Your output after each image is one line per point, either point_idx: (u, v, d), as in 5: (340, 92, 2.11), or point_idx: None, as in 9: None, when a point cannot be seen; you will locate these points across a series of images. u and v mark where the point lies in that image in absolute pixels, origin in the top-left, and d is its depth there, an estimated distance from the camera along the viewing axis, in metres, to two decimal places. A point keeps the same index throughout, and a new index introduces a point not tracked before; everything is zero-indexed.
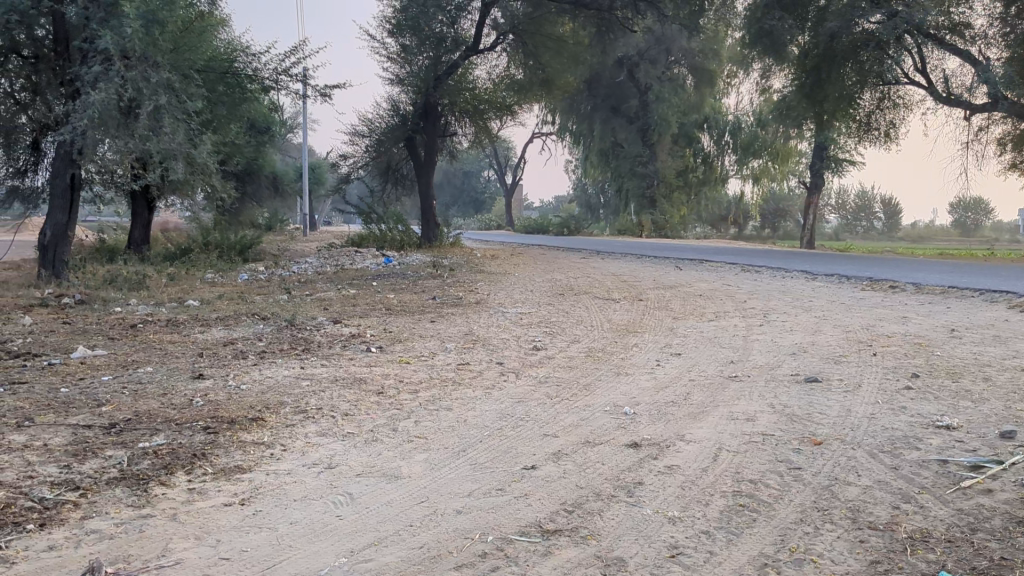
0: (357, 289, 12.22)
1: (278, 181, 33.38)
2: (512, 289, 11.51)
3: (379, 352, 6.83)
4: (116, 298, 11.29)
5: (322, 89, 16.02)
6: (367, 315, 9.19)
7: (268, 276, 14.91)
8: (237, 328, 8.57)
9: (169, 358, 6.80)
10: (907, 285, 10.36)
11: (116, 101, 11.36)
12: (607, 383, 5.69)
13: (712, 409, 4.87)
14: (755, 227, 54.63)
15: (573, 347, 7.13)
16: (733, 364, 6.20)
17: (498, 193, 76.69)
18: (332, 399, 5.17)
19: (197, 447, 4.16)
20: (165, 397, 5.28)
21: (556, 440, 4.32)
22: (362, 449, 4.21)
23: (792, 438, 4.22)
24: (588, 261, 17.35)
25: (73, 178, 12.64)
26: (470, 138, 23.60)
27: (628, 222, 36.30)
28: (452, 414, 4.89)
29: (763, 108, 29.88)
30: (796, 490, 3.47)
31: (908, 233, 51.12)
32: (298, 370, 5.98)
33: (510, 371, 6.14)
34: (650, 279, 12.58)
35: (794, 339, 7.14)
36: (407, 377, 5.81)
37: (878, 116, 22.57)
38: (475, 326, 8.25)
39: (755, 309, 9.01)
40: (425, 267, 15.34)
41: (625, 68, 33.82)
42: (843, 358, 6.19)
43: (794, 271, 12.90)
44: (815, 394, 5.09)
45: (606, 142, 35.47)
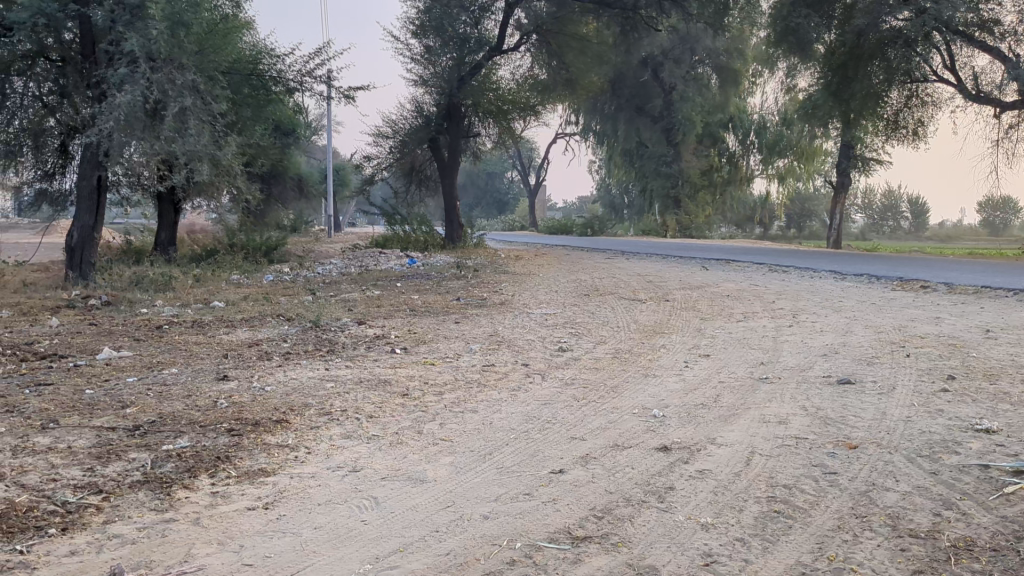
0: (381, 290, 12.20)
1: (302, 183, 33.46)
2: (537, 290, 11.45)
3: (403, 353, 6.78)
4: (142, 299, 11.32)
5: (346, 91, 16.01)
6: (391, 316, 9.15)
7: (293, 278, 14.90)
8: (261, 329, 8.55)
9: (194, 359, 6.79)
10: (938, 285, 10.20)
11: (142, 103, 11.39)
12: (635, 385, 5.60)
13: (743, 412, 4.78)
14: (780, 227, 54.26)
15: (599, 348, 7.04)
16: (762, 365, 6.10)
17: (521, 194, 76.63)
18: (357, 401, 5.11)
19: (221, 450, 4.12)
20: (190, 398, 5.25)
21: (584, 443, 4.25)
22: (387, 451, 4.16)
23: (826, 442, 4.13)
24: (612, 261, 17.21)
25: (99, 180, 12.70)
26: (494, 139, 23.54)
27: (652, 223, 36.14)
28: (478, 416, 4.82)
29: (789, 107, 29.63)
30: (831, 495, 3.38)
31: (936, 233, 50.59)
32: (323, 371, 5.94)
33: (535, 372, 6.07)
34: (677, 279, 12.43)
35: (825, 340, 7.03)
36: (432, 379, 5.74)
37: (907, 114, 22.30)
38: (500, 327, 8.19)
39: (783, 310, 8.90)
40: (449, 268, 15.31)
41: (649, 67, 33.25)
42: (876, 359, 6.08)
43: (821, 272, 12.76)
44: (848, 396, 4.99)
45: (630, 143, 35.31)
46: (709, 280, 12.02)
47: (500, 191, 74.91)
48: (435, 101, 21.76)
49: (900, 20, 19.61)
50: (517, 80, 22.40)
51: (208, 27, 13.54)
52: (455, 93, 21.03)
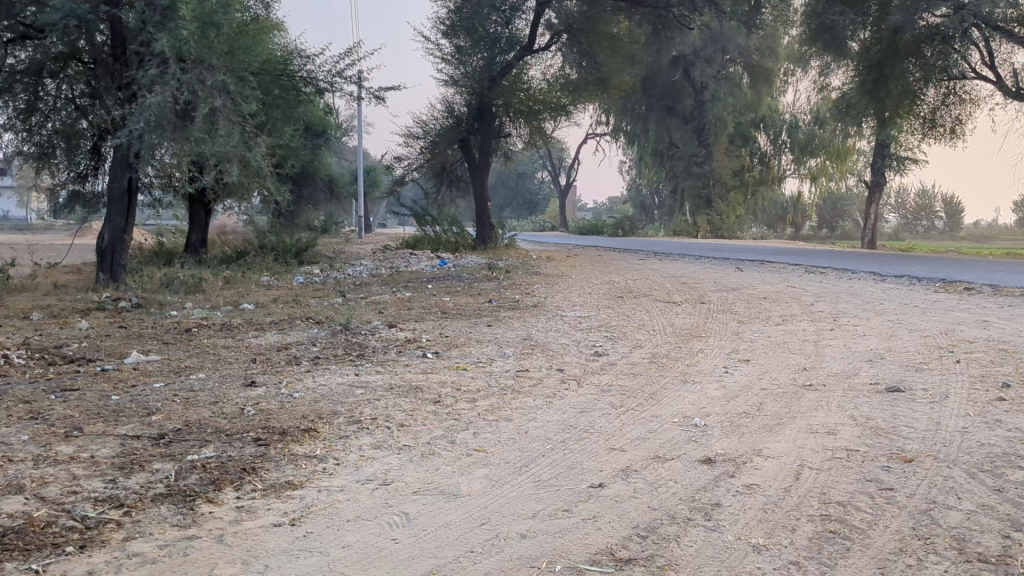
0: (412, 292, 12.07)
1: (332, 185, 33.47)
2: (570, 292, 11.27)
3: (436, 358, 6.63)
4: (172, 301, 11.25)
5: (376, 91, 15.90)
6: (423, 319, 9.01)
7: (323, 279, 14.81)
8: (290, 332, 8.44)
9: (222, 363, 6.67)
10: (983, 287, 9.91)
11: (172, 105, 11.35)
12: (674, 392, 5.40)
13: (789, 421, 4.58)
14: (812, 227, 53.74)
15: (636, 353, 6.86)
16: (806, 371, 5.88)
17: (552, 194, 76.50)
18: (388, 409, 4.97)
19: (247, 461, 3.99)
20: (217, 405, 5.14)
21: (624, 454, 4.07)
22: (419, 463, 4.00)
23: (879, 455, 3.93)
24: (645, 262, 17.00)
25: (130, 182, 12.67)
26: (525, 139, 23.38)
27: (683, 223, 35.83)
28: (513, 425, 4.66)
29: (823, 106, 29.29)
30: (889, 515, 3.18)
31: (971, 232, 49.89)
32: (352, 377, 5.79)
33: (571, 378, 5.89)
34: (712, 281, 12.20)
35: (869, 344, 6.79)
36: (465, 385, 5.58)
37: (944, 112, 21.89)
38: (533, 330, 8.01)
39: (825, 312, 8.66)
40: (479, 270, 15.17)
41: (680, 67, 32.71)
42: (925, 365, 5.84)
43: (860, 273, 12.48)
44: (899, 405, 4.77)
45: (661, 143, 35.00)
46: (745, 282, 11.77)
47: (530, 192, 74.80)
48: (466, 101, 21.64)
49: (937, 17, 19.24)
50: (548, 80, 22.20)
51: (239, 28, 13.49)
52: (486, 93, 20.93)
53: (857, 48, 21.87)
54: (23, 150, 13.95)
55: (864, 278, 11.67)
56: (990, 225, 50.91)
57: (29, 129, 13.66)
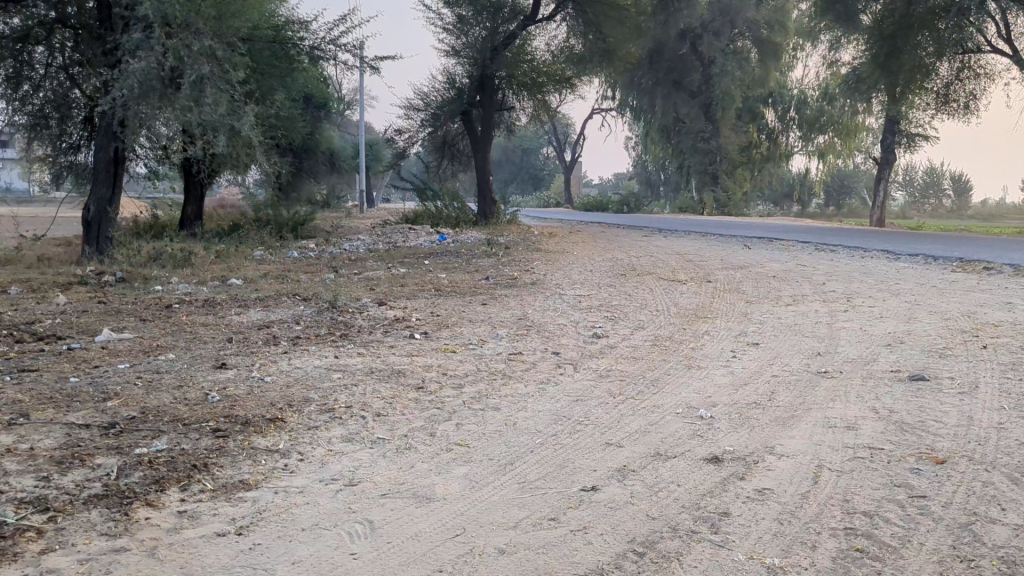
0: (407, 268, 11.64)
1: (333, 158, 33.01)
2: (570, 270, 10.84)
3: (424, 339, 6.20)
4: (158, 276, 10.82)
5: (373, 60, 15.44)
6: (413, 296, 8.57)
7: (319, 254, 14.40)
8: (274, 310, 8.01)
9: (196, 343, 6.23)
10: (1003, 266, 9.41)
11: (157, 71, 10.90)
12: (678, 379, 4.98)
13: (804, 412, 4.18)
14: (819, 205, 53.35)
15: (637, 335, 6.43)
16: (820, 357, 5.43)
17: (557, 169, 75.94)
18: (364, 395, 4.55)
19: (202, 456, 3.58)
20: (181, 390, 4.72)
21: (622, 451, 3.64)
22: (393, 459, 3.59)
23: (907, 454, 3.51)
24: (649, 239, 16.51)
25: (116, 151, 12.20)
26: (529, 114, 22.87)
27: (688, 200, 35.27)
28: (500, 415, 4.24)
29: (831, 81, 28.98)
30: (923, 529, 2.77)
31: (980, 209, 49.50)
32: (330, 360, 5.36)
33: (567, 363, 5.46)
34: (719, 259, 11.73)
35: (887, 328, 6.34)
36: (451, 370, 5.16)
37: (958, 87, 21.29)
38: (530, 310, 7.58)
39: (838, 292, 8.22)
40: (479, 246, 14.69)
41: (688, 40, 32.45)
42: (948, 352, 5.39)
43: (872, 251, 12.01)
44: (925, 396, 4.34)
45: (668, 118, 34.36)
46: (753, 261, 11.31)
47: (535, 167, 74.25)
48: (467, 73, 21.12)
49: None
50: (553, 52, 21.58)
51: None
52: (488, 65, 20.32)
53: (869, 21, 21.26)
54: (14, 120, 13.47)
55: (877, 256, 11.20)
56: (998, 204, 50.43)
57: (20, 98, 13.15)
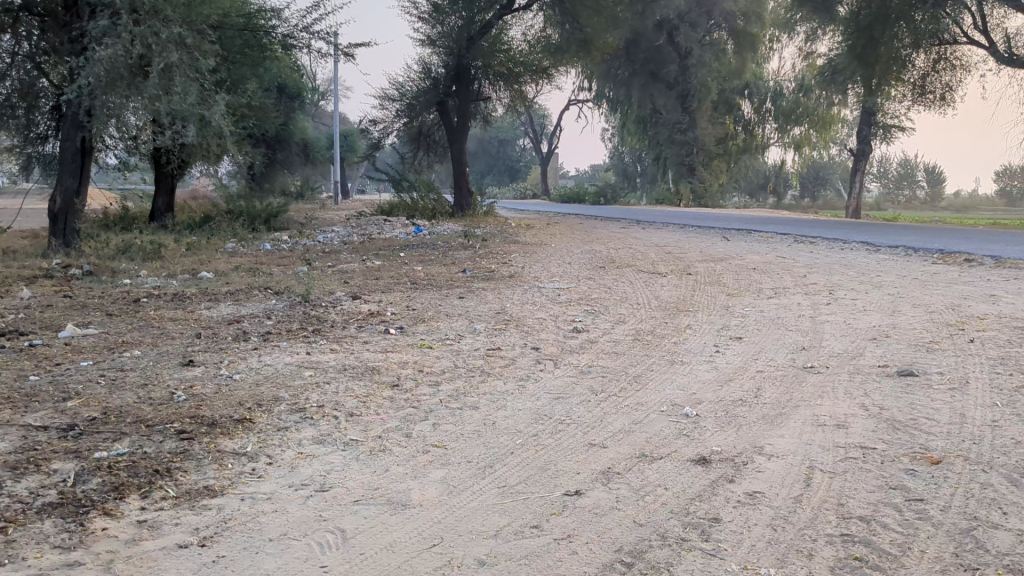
0: (383, 261, 11.43)
1: (307, 149, 32.66)
2: (549, 262, 10.70)
3: (399, 334, 6.04)
4: (127, 269, 10.58)
5: (347, 48, 15.19)
6: (389, 290, 8.39)
7: (292, 246, 14.19)
8: (245, 304, 7.81)
9: (161, 339, 6.03)
10: (984, 258, 9.35)
11: (124, 58, 10.64)
12: (662, 375, 4.84)
13: (792, 410, 4.05)
14: (794, 196, 53.51)
15: (618, 329, 6.29)
16: (805, 351, 5.31)
17: (534, 161, 75.71)
18: (337, 394, 4.38)
19: (165, 460, 3.39)
20: (146, 389, 4.54)
21: (606, 452, 3.49)
22: (366, 463, 3.42)
23: (901, 454, 3.38)
24: (628, 230, 16.39)
25: (83, 142, 11.91)
26: (505, 104, 22.67)
27: (665, 191, 35.22)
28: (477, 414, 4.08)
29: (807, 73, 28.98)
30: (924, 536, 2.65)
31: (952, 201, 49.84)
32: (302, 356, 5.18)
33: (547, 359, 5.31)
34: (699, 251, 11.61)
35: (871, 321, 6.24)
36: (428, 367, 5.00)
37: (934, 78, 21.29)
38: (508, 303, 7.43)
39: (820, 285, 8.13)
40: (456, 237, 14.54)
41: (664, 31, 32.31)
42: (935, 346, 5.28)
43: (852, 242, 11.94)
44: (915, 393, 4.22)
45: (644, 110, 34.24)
46: (732, 252, 11.20)
47: (511, 158, 74.01)
48: (443, 62, 20.91)
49: None
50: (529, 42, 21.36)
51: None
52: (464, 54, 20.25)
53: (845, 13, 21.20)
54: None
55: (858, 248, 11.13)
56: (971, 196, 50.84)
57: None
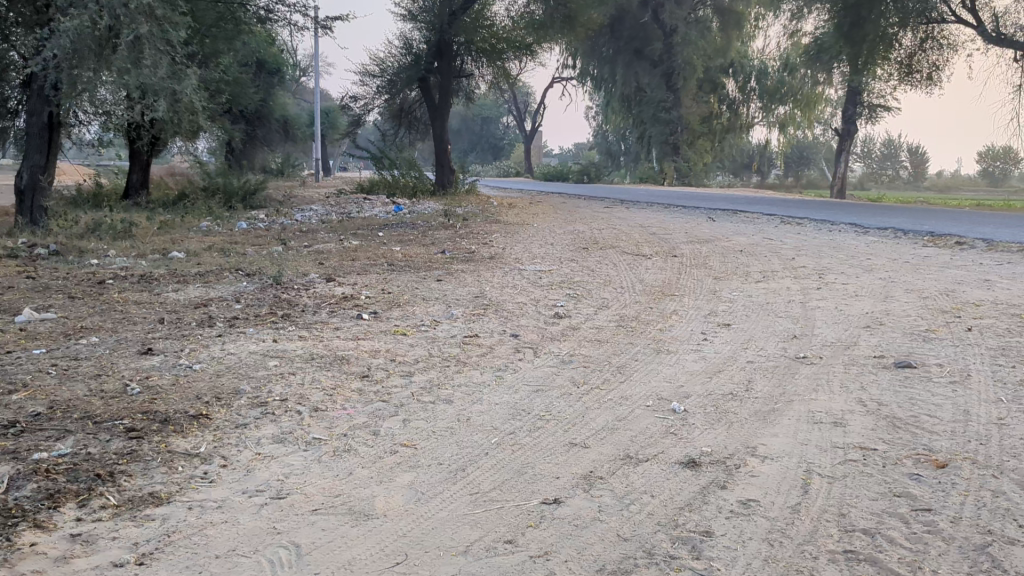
0: (360, 241, 11.15)
1: (288, 126, 32.21)
2: (531, 242, 10.45)
3: (372, 319, 5.76)
4: (96, 249, 10.25)
5: (324, 21, 14.85)
6: (364, 272, 8.11)
7: (269, 225, 13.87)
8: (215, 286, 7.52)
9: (123, 324, 5.74)
10: (976, 241, 9.14)
11: (91, 31, 10.29)
12: (647, 365, 4.59)
13: (786, 406, 3.80)
14: (778, 176, 53.44)
15: (601, 315, 6.04)
16: (797, 340, 5.08)
17: (517, 139, 75.27)
18: (302, 386, 4.11)
19: (109, 462, 3.12)
20: (98, 380, 4.25)
21: (587, 453, 3.25)
22: (328, 465, 3.16)
23: (905, 455, 3.15)
24: (611, 211, 16.11)
25: (51, 116, 11.53)
26: (488, 82, 22.33)
27: (648, 170, 34.96)
28: (450, 409, 3.82)
29: (792, 52, 28.70)
30: (934, 554, 2.41)
31: (935, 182, 49.89)
32: (268, 345, 4.90)
33: (526, 347, 5.05)
34: (683, 232, 11.39)
35: (864, 307, 6.00)
36: (401, 356, 4.73)
37: (921, 58, 21.05)
38: (487, 286, 7.16)
39: (808, 268, 7.90)
40: (437, 217, 14.27)
41: (649, 8, 31.94)
42: (931, 334, 5.05)
43: (840, 224, 11.73)
44: (914, 387, 3.98)
45: (629, 88, 33.92)
46: (717, 234, 10.98)
47: (495, 136, 73.57)
48: (424, 38, 20.57)
49: None
50: (512, 18, 20.98)
51: None
52: (445, 29, 20.10)
53: None
54: None
55: (846, 230, 10.92)
56: (953, 178, 50.75)
57: None
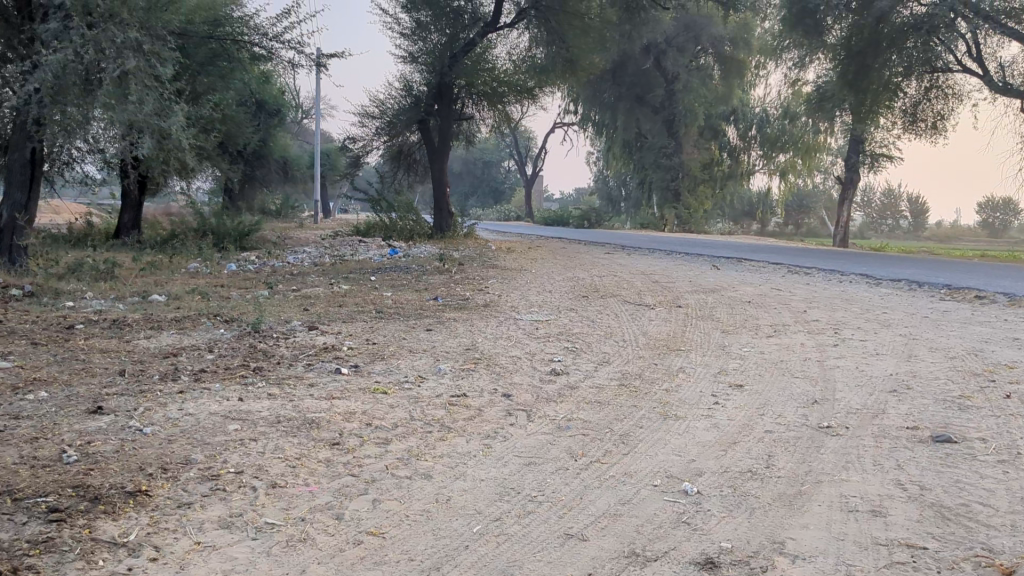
0: (351, 285, 10.70)
1: (286, 166, 32.02)
2: (528, 289, 10.00)
3: (351, 374, 5.27)
4: (74, 291, 9.81)
5: (319, 59, 14.56)
6: (350, 319, 7.65)
7: (259, 267, 13.45)
8: (190, 333, 7.06)
9: (81, 376, 5.24)
10: (996, 295, 8.70)
11: (75, 65, 9.94)
12: (654, 434, 4.09)
13: (813, 488, 3.32)
14: (778, 224, 53.29)
15: (602, 371, 5.56)
16: (818, 406, 4.59)
17: (518, 182, 75.27)
18: (262, 456, 3.62)
19: (16, 554, 2.63)
20: (33, 445, 3.76)
21: (585, 548, 2.76)
22: (278, 561, 2.66)
23: (961, 558, 2.65)
24: (611, 257, 15.68)
25: (33, 152, 11.13)
26: (490, 125, 22.06)
27: (649, 216, 34.72)
28: (427, 487, 3.32)
29: (792, 100, 28.43)
30: None
31: (935, 232, 49.65)
32: (231, 404, 4.40)
33: (519, 410, 4.56)
34: (688, 280, 10.97)
35: (887, 368, 5.52)
36: (378, 419, 4.24)
37: (926, 107, 20.70)
38: (480, 338, 6.68)
39: (822, 322, 7.45)
40: (432, 260, 13.86)
41: (652, 55, 31.82)
42: (967, 402, 4.57)
43: (850, 275, 11.29)
44: (959, 467, 3.49)
45: (630, 133, 33.75)
46: (724, 283, 10.55)
47: (496, 180, 73.53)
48: (425, 80, 20.29)
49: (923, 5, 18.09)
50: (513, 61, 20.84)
51: None
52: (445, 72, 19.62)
53: (835, 39, 20.76)
54: None
55: (858, 281, 10.49)
56: (953, 227, 50.49)
57: None
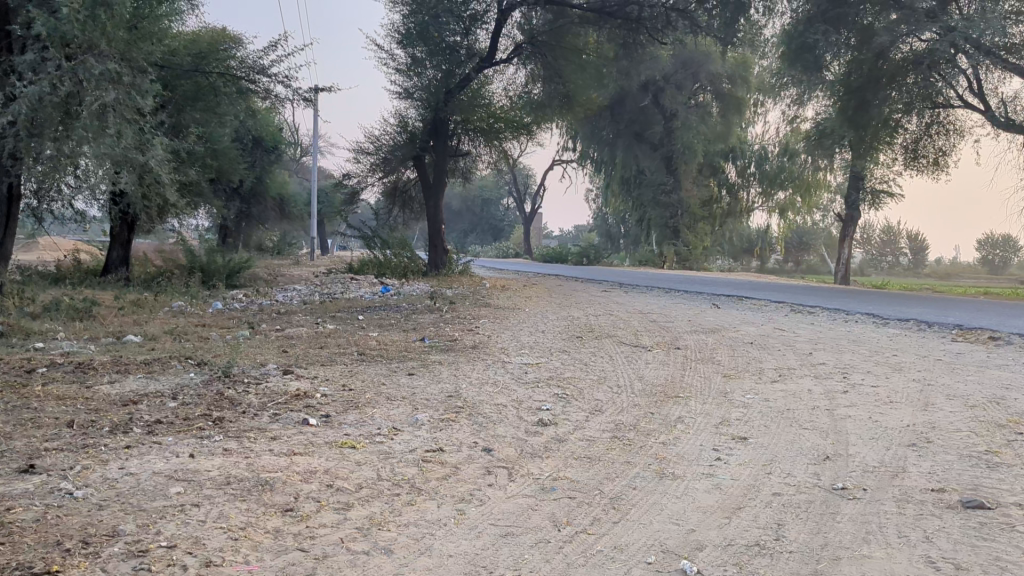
0: (338, 325, 10.27)
1: (282, 203, 31.69)
2: (520, 330, 9.59)
3: (320, 426, 4.82)
4: (45, 331, 9.36)
5: (308, 94, 14.28)
6: (329, 362, 7.21)
7: (245, 306, 13.04)
8: (157, 378, 6.64)
9: (26, 429, 4.79)
10: (1009, 336, 8.29)
11: (51, 98, 9.56)
12: (651, 499, 3.64)
13: (831, 567, 2.87)
14: (777, 262, 52.94)
15: (595, 422, 5.13)
16: (829, 463, 4.15)
17: (517, 220, 75.00)
18: (200, 528, 3.17)
19: None
20: None
21: None
22: None
23: None
24: (610, 295, 15.27)
25: (11, 188, 10.71)
26: (488, 161, 21.77)
27: (647, 253, 34.36)
28: (385, 567, 2.88)
29: (791, 137, 28.06)
30: None
31: (935, 270, 49.32)
32: (180, 464, 3.94)
33: (499, 468, 4.11)
34: (687, 320, 10.55)
35: (902, 418, 5.08)
36: (341, 480, 3.79)
37: (927, 143, 20.37)
38: (464, 383, 6.24)
39: (829, 366, 7.01)
40: (423, 299, 13.46)
41: (650, 93, 31.24)
42: (994, 458, 4.13)
43: (856, 314, 10.89)
44: (997, 540, 3.05)
45: (628, 171, 33.50)
46: (725, 323, 10.13)
47: (495, 218, 73.20)
48: (420, 116, 19.98)
49: (922, 41, 17.79)
50: (510, 97, 20.62)
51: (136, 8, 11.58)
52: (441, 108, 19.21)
53: (835, 75, 20.44)
54: None
55: (866, 321, 10.06)
56: (953, 265, 50.17)
57: None
